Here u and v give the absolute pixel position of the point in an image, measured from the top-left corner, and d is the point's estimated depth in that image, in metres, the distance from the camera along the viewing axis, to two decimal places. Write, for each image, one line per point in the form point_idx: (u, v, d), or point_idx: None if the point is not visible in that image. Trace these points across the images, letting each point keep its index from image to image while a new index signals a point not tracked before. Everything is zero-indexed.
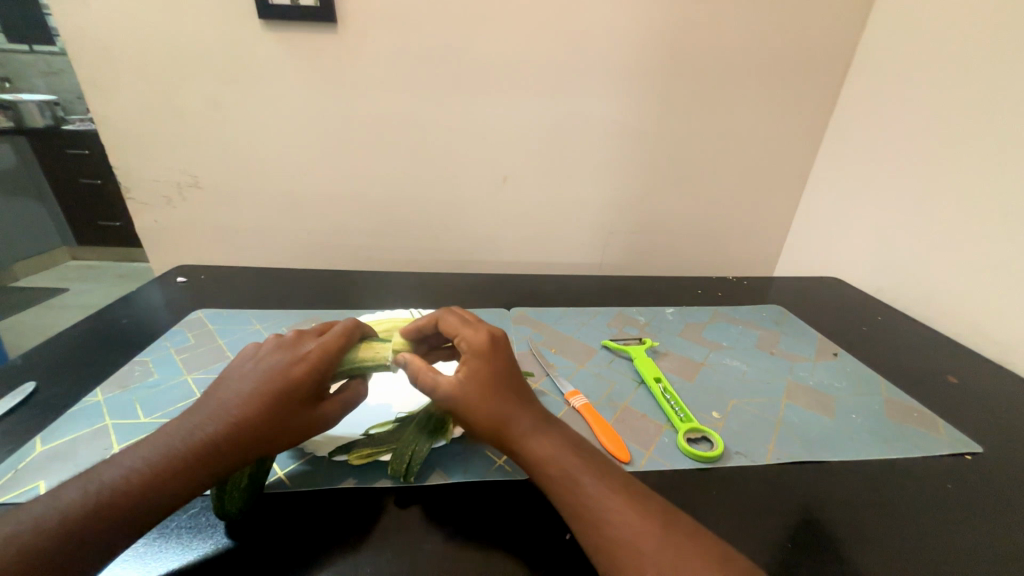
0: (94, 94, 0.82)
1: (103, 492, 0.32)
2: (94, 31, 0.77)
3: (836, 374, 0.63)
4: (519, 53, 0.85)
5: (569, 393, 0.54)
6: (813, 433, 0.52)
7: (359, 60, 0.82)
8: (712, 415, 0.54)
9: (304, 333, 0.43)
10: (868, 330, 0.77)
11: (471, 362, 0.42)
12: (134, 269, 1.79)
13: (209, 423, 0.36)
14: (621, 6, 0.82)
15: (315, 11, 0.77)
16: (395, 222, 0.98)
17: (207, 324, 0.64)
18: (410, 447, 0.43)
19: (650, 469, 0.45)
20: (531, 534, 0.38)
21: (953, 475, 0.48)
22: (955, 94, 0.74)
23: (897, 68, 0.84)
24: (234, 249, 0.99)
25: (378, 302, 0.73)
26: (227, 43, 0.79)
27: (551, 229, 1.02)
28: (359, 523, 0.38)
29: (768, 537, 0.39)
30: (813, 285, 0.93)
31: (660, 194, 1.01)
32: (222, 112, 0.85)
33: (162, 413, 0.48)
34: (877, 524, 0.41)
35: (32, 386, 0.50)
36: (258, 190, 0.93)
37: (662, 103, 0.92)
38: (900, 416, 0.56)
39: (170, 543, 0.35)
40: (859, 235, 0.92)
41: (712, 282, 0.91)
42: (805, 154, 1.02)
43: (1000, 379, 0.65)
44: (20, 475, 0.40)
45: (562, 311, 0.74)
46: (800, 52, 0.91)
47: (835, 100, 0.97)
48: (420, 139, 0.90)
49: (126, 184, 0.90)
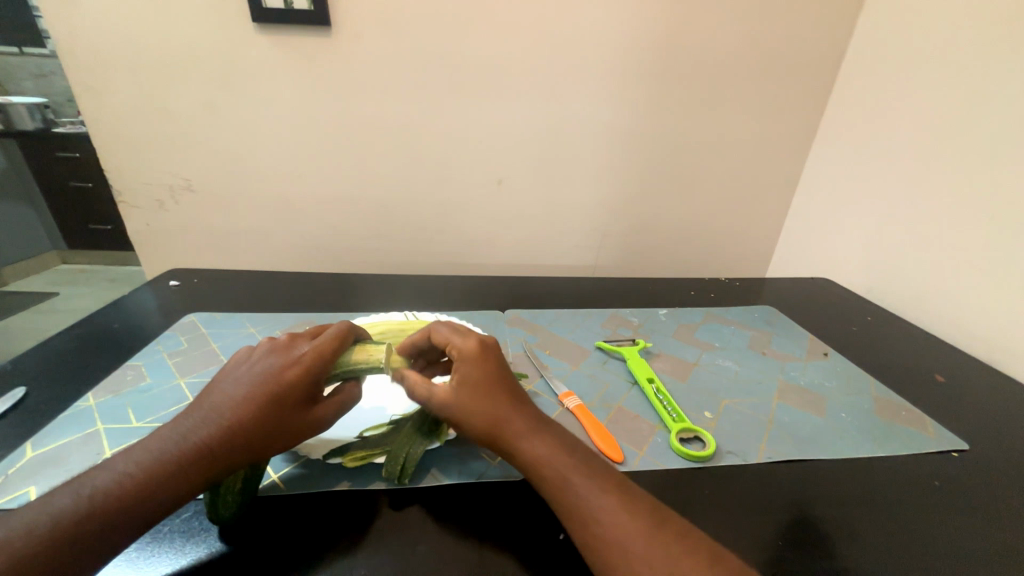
0: (85, 96, 0.81)
1: (94, 497, 0.32)
2: (85, 34, 0.76)
3: (827, 374, 0.64)
4: (513, 55, 0.85)
5: (563, 394, 0.54)
6: (804, 431, 0.53)
7: (352, 63, 0.83)
8: (704, 415, 0.54)
9: (298, 336, 0.43)
10: (857, 329, 0.78)
11: (460, 370, 0.42)
12: (126, 273, 1.79)
13: (202, 426, 0.36)
14: (614, 11, 0.83)
15: (310, 15, 0.77)
16: (390, 225, 0.98)
17: (201, 328, 0.64)
18: (403, 450, 0.43)
19: (643, 469, 0.46)
20: (525, 534, 0.38)
21: (940, 473, 0.48)
22: (942, 97, 0.75)
23: (885, 72, 0.86)
24: (228, 253, 0.98)
25: (372, 305, 0.73)
26: (220, 46, 0.79)
27: (545, 232, 1.03)
28: (353, 526, 0.38)
29: (760, 535, 0.40)
30: (805, 286, 0.94)
31: (653, 196, 1.02)
32: (216, 115, 0.84)
33: (154, 418, 0.47)
34: (868, 520, 0.42)
35: (23, 391, 0.49)
36: (251, 193, 0.92)
37: (655, 106, 0.93)
38: (890, 415, 0.56)
39: (163, 547, 0.35)
40: (849, 236, 0.94)
41: (706, 284, 0.91)
42: (796, 156, 1.03)
43: (986, 378, 0.66)
44: (11, 481, 0.40)
45: (556, 313, 0.75)
46: (790, 54, 0.92)
47: (823, 103, 0.98)
48: (414, 142, 0.90)
49: (118, 188, 0.90)
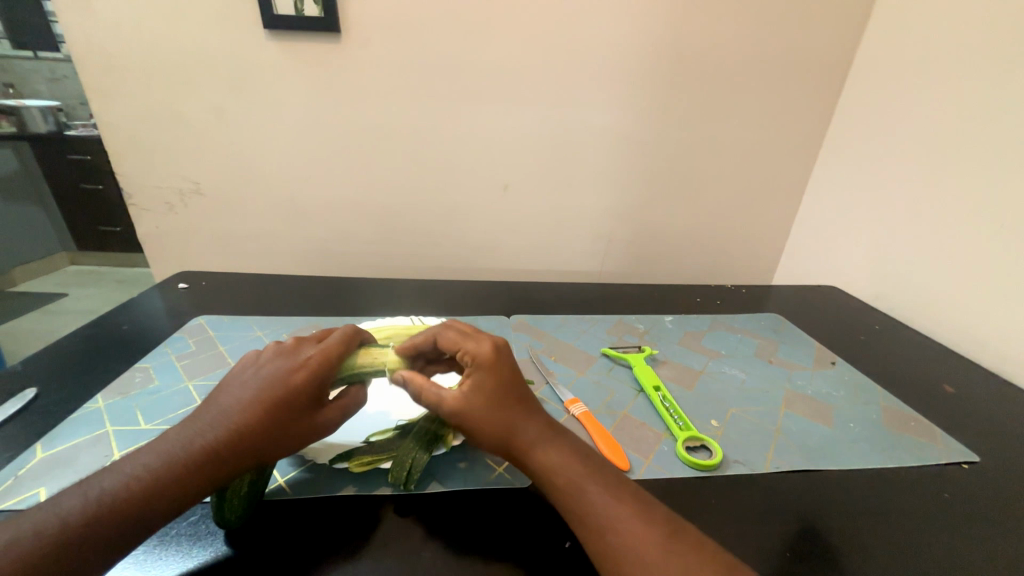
0: (98, 101, 0.82)
1: (103, 499, 0.32)
2: (99, 39, 0.77)
3: (834, 383, 0.63)
4: (520, 62, 0.86)
5: (569, 401, 0.54)
6: (812, 441, 0.52)
7: (361, 68, 0.83)
8: (711, 424, 0.54)
9: (303, 340, 0.43)
10: (865, 338, 0.77)
11: (475, 375, 0.42)
12: (134, 275, 1.81)
13: (210, 429, 0.36)
14: (621, 19, 0.84)
15: (320, 21, 0.78)
16: (396, 229, 0.99)
17: (209, 331, 0.64)
18: (408, 456, 0.43)
19: (650, 478, 0.45)
20: (531, 541, 0.38)
21: (951, 485, 0.48)
22: (950, 106, 0.75)
23: (892, 80, 0.85)
24: (235, 256, 0.99)
25: (379, 309, 0.73)
26: (230, 51, 0.80)
27: (551, 237, 1.03)
28: (359, 531, 0.38)
29: (767, 546, 0.39)
30: (812, 294, 0.93)
31: (659, 202, 1.02)
32: (227, 119, 0.85)
33: (162, 420, 0.48)
34: (877, 532, 0.42)
35: (33, 392, 0.50)
36: (259, 196, 0.93)
37: (661, 112, 0.93)
38: (899, 426, 0.56)
39: (170, 550, 0.35)
40: (856, 244, 0.93)
41: (712, 291, 0.91)
42: (802, 163, 1.03)
43: (996, 389, 0.65)
44: (21, 482, 0.40)
45: (561, 319, 0.75)
46: (797, 62, 0.92)
47: (830, 110, 0.98)
48: (421, 147, 0.91)
49: (128, 190, 0.91)
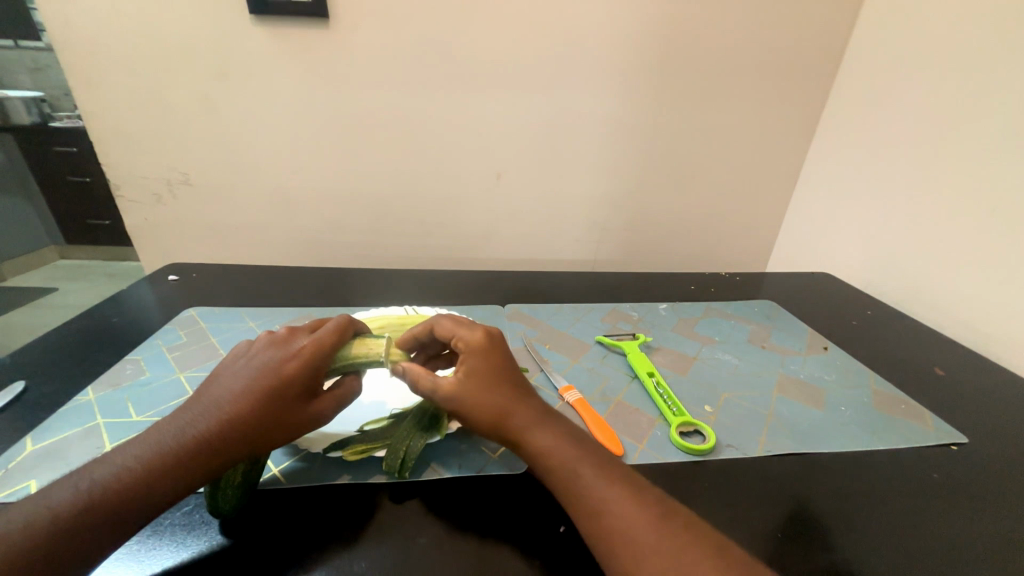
0: (80, 89, 0.80)
1: (94, 490, 0.32)
2: (79, 25, 0.75)
3: (826, 367, 0.64)
4: (512, 47, 0.84)
5: (563, 388, 0.54)
6: (804, 424, 0.53)
7: (350, 54, 0.82)
8: (704, 409, 0.54)
9: (297, 330, 0.43)
10: (857, 324, 0.78)
11: (468, 362, 0.42)
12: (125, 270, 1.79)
13: (202, 418, 0.36)
14: (614, 3, 0.83)
15: (307, 6, 0.76)
16: (389, 219, 0.98)
17: (200, 322, 0.64)
18: (402, 444, 0.42)
19: (643, 462, 0.46)
20: (526, 527, 0.39)
21: (938, 465, 0.49)
22: (943, 90, 0.75)
23: (887, 64, 0.85)
24: (226, 247, 0.98)
25: (372, 300, 0.73)
26: (214, 38, 0.78)
27: (544, 226, 1.03)
28: (354, 519, 0.38)
29: (759, 527, 0.40)
30: (805, 280, 0.94)
31: (653, 190, 1.02)
32: (213, 107, 0.84)
33: (154, 412, 0.47)
34: (865, 512, 0.42)
35: (22, 386, 0.49)
36: (250, 187, 0.92)
37: (654, 98, 0.92)
38: (889, 408, 0.57)
39: (164, 540, 0.35)
40: (849, 230, 0.93)
41: (706, 278, 0.91)
42: (796, 149, 1.02)
43: (985, 371, 0.66)
44: (12, 475, 0.40)
45: (556, 308, 0.75)
46: (792, 46, 0.91)
47: (824, 96, 0.97)
48: (412, 136, 0.90)
49: (115, 181, 0.89)
